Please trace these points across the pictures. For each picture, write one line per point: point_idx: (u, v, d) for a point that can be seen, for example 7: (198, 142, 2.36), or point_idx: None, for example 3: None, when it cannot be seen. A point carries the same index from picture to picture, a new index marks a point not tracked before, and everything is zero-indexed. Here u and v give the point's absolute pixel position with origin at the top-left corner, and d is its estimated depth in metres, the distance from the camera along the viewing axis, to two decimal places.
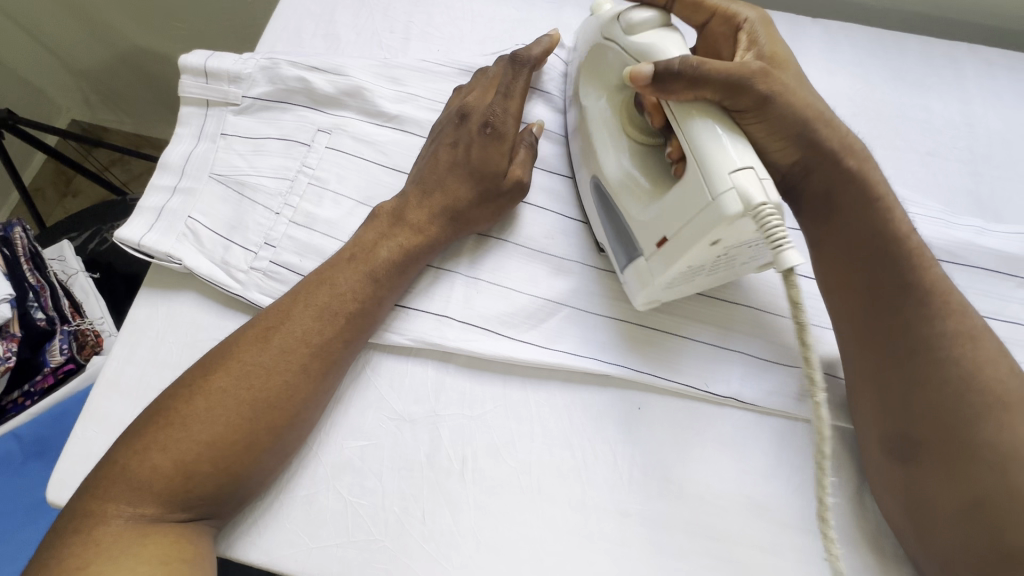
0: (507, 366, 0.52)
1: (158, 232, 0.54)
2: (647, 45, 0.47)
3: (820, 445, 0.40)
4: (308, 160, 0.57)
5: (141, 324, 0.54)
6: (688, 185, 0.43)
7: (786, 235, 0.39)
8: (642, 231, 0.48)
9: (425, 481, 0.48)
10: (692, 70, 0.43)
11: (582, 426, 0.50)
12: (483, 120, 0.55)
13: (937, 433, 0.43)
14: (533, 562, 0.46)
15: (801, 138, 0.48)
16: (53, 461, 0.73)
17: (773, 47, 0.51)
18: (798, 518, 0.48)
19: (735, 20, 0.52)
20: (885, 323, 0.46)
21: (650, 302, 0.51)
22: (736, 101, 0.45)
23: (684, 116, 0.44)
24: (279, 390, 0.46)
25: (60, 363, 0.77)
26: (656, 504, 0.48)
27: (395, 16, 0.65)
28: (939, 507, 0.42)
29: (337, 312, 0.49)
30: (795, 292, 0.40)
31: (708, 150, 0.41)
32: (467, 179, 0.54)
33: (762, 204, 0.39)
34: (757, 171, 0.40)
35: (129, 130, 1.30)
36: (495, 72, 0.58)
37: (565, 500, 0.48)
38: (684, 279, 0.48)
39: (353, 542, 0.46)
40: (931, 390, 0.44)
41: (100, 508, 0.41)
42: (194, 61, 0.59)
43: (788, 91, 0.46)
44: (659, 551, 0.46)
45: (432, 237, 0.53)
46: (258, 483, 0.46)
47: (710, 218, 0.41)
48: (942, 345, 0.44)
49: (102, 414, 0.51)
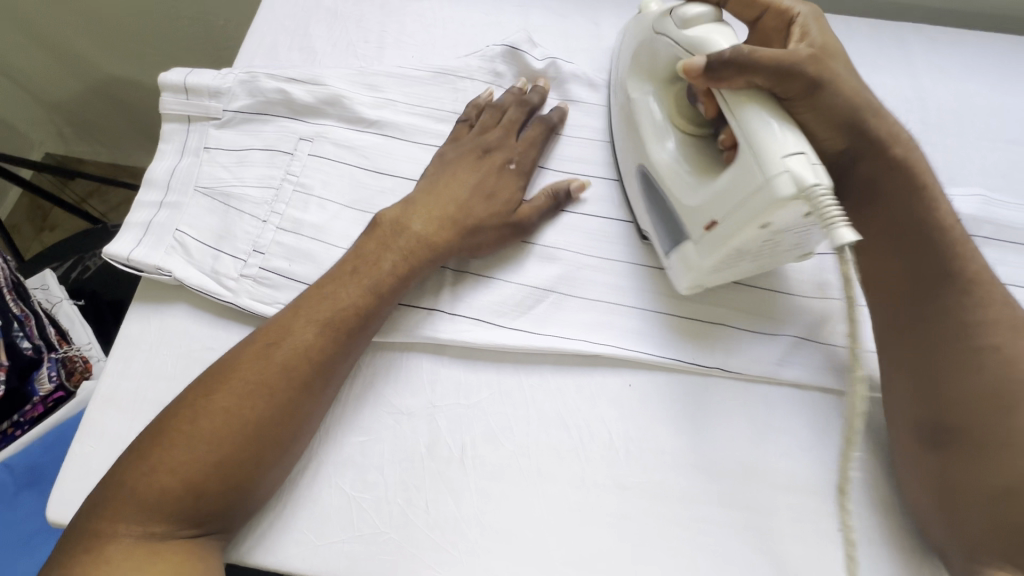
0: (498, 354, 0.53)
1: (147, 246, 0.54)
2: (700, 37, 0.48)
3: (852, 423, 0.42)
4: (292, 168, 0.58)
5: (134, 338, 0.54)
6: (739, 170, 0.44)
7: (839, 213, 0.39)
8: (689, 217, 0.49)
9: (427, 472, 0.49)
10: (744, 58, 0.44)
11: (575, 405, 0.51)
12: (506, 158, 0.58)
13: (967, 414, 0.45)
14: (537, 539, 0.47)
15: (851, 124, 0.49)
16: (48, 490, 0.72)
17: (824, 39, 0.50)
18: (793, 479, 0.49)
19: (787, 15, 0.53)
20: (919, 308, 0.49)
21: (693, 287, 0.53)
22: (788, 88, 0.46)
23: (737, 103, 0.45)
24: (282, 406, 0.47)
25: (49, 391, 0.78)
26: (653, 475, 0.49)
27: (369, 26, 0.67)
28: (971, 492, 0.44)
29: (338, 326, 0.50)
30: (847, 265, 0.42)
31: (758, 135, 0.43)
32: (484, 200, 0.56)
33: (815, 185, 0.40)
34: (809, 157, 0.41)
35: (104, 159, 1.31)
36: (513, 116, 0.60)
37: (564, 479, 0.49)
38: (730, 262, 0.49)
39: (359, 536, 0.47)
40: (970, 373, 0.45)
41: (110, 527, 0.42)
42: (173, 78, 0.59)
43: (839, 81, 0.48)
44: (660, 519, 0.48)
45: (442, 245, 0.54)
46: (263, 496, 0.46)
47: (761, 203, 0.42)
48: (980, 333, 0.46)
49: (100, 430, 0.51)
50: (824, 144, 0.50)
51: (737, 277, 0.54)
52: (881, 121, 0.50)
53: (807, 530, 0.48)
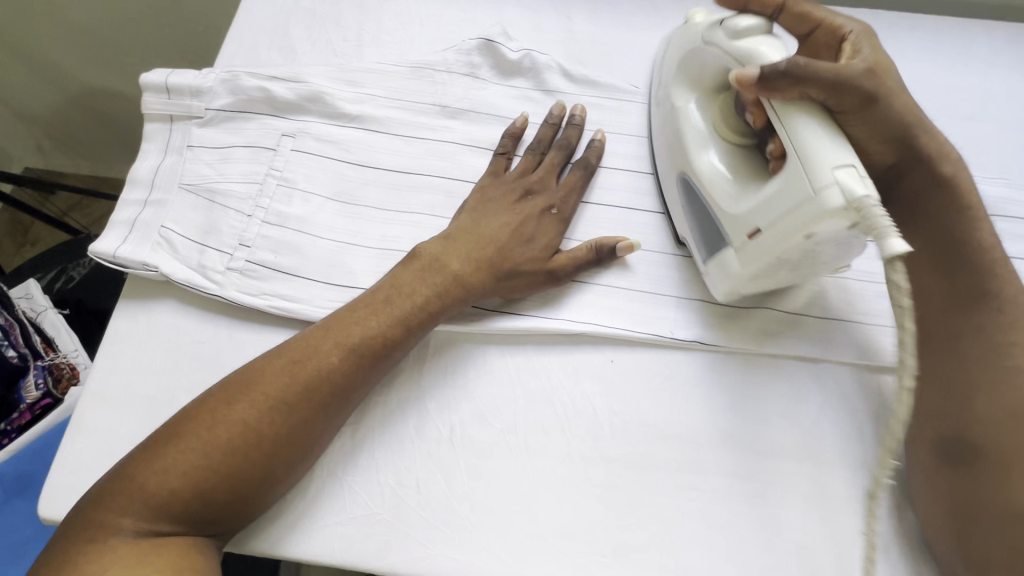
0: (484, 339, 0.54)
1: (133, 243, 0.55)
2: (749, 51, 0.48)
3: (892, 428, 0.41)
4: (275, 163, 0.59)
5: (122, 335, 0.54)
6: (787, 180, 0.45)
7: (889, 224, 0.40)
8: (732, 224, 0.50)
9: (417, 453, 0.50)
10: (798, 69, 0.44)
11: (560, 383, 0.53)
12: (548, 205, 0.57)
13: (997, 432, 0.44)
14: (526, 513, 0.48)
15: (900, 138, 0.49)
16: (36, 496, 0.72)
17: (877, 57, 0.50)
18: (776, 447, 0.51)
19: (839, 31, 0.52)
20: (952, 326, 0.49)
21: (731, 293, 0.53)
22: (840, 101, 0.46)
23: (786, 113, 0.46)
24: (296, 428, 0.47)
25: (36, 398, 0.78)
26: (639, 446, 0.51)
27: (347, 25, 0.68)
28: (990, 509, 0.43)
29: (364, 353, 0.49)
30: (901, 277, 0.40)
31: (808, 146, 0.44)
32: (520, 243, 0.54)
33: (865, 197, 0.41)
34: (858, 170, 0.42)
35: (85, 172, 1.29)
36: (554, 159, 0.59)
37: (552, 454, 0.50)
38: (769, 273, 0.50)
39: (352, 518, 0.48)
40: (1000, 392, 0.45)
41: (107, 521, 0.42)
42: (155, 78, 0.60)
43: (892, 96, 0.48)
44: (645, 488, 0.49)
45: (477, 287, 0.53)
46: (265, 505, 0.47)
47: (809, 213, 0.43)
48: (1012, 353, 0.46)
49: (91, 426, 0.51)
50: (872, 157, 0.51)
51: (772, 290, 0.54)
52: (929, 135, 0.51)
53: (787, 494, 0.49)
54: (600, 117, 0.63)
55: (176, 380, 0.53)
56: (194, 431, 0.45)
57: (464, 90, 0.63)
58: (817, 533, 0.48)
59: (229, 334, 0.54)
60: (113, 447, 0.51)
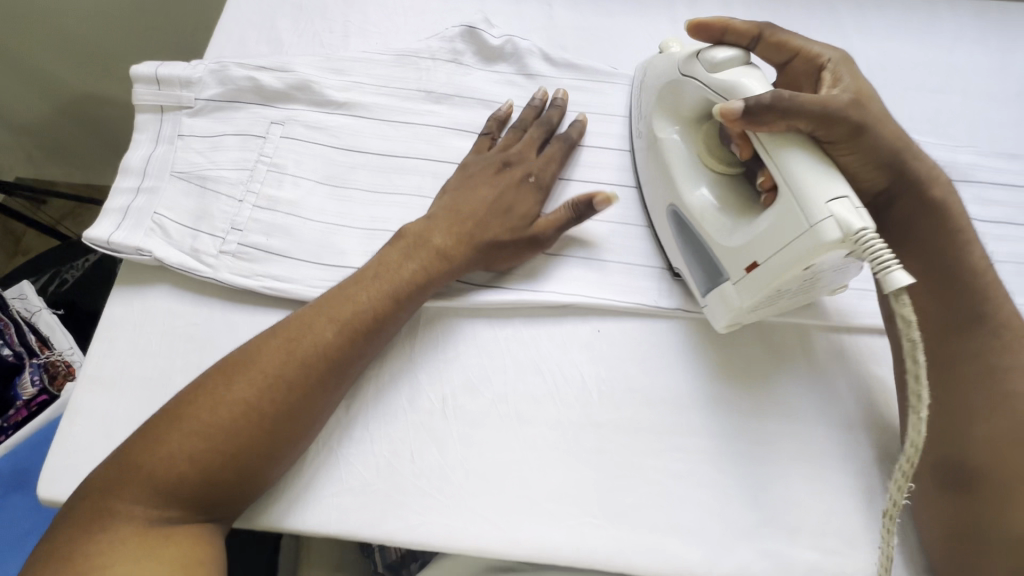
0: (473, 314, 0.56)
1: (126, 229, 0.56)
2: (731, 85, 0.48)
3: (910, 454, 0.42)
4: (265, 150, 0.60)
5: (117, 320, 0.55)
6: (781, 214, 0.44)
7: (892, 257, 0.39)
8: (728, 258, 0.49)
9: (411, 425, 0.51)
10: (785, 103, 0.44)
11: (548, 352, 0.54)
12: (527, 172, 0.58)
13: (998, 458, 0.45)
14: (518, 478, 0.49)
15: (891, 163, 0.48)
16: (35, 490, 0.72)
17: (857, 84, 0.51)
18: (759, 409, 0.52)
19: (816, 60, 0.53)
20: (948, 351, 0.49)
21: (731, 325, 0.52)
22: (829, 133, 0.46)
23: (774, 147, 0.45)
24: (294, 402, 0.47)
25: (32, 395, 0.79)
26: (627, 411, 0.52)
27: (333, 18, 0.70)
28: (992, 535, 0.44)
29: (357, 329, 0.50)
30: (907, 310, 0.40)
31: (800, 179, 0.43)
32: (500, 215, 0.55)
33: (862, 229, 0.40)
34: (852, 200, 0.41)
35: (77, 180, 1.30)
36: (535, 132, 0.60)
37: (542, 421, 0.51)
38: (768, 302, 0.49)
39: (348, 489, 0.49)
40: (999, 419, 0.46)
41: (108, 507, 0.43)
42: (145, 70, 0.61)
43: (879, 123, 0.47)
44: (634, 451, 0.50)
45: (460, 258, 0.54)
46: (264, 485, 0.47)
47: (808, 246, 0.42)
48: (1009, 377, 0.47)
49: (88, 409, 0.52)
50: (864, 184, 0.50)
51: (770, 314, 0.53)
52: (917, 159, 0.50)
53: (771, 453, 0.51)
54: (581, 98, 0.65)
55: (172, 361, 0.54)
56: (192, 414, 0.46)
57: (448, 76, 0.65)
58: (801, 491, 0.49)
59: (223, 316, 0.55)
60: (110, 428, 0.51)
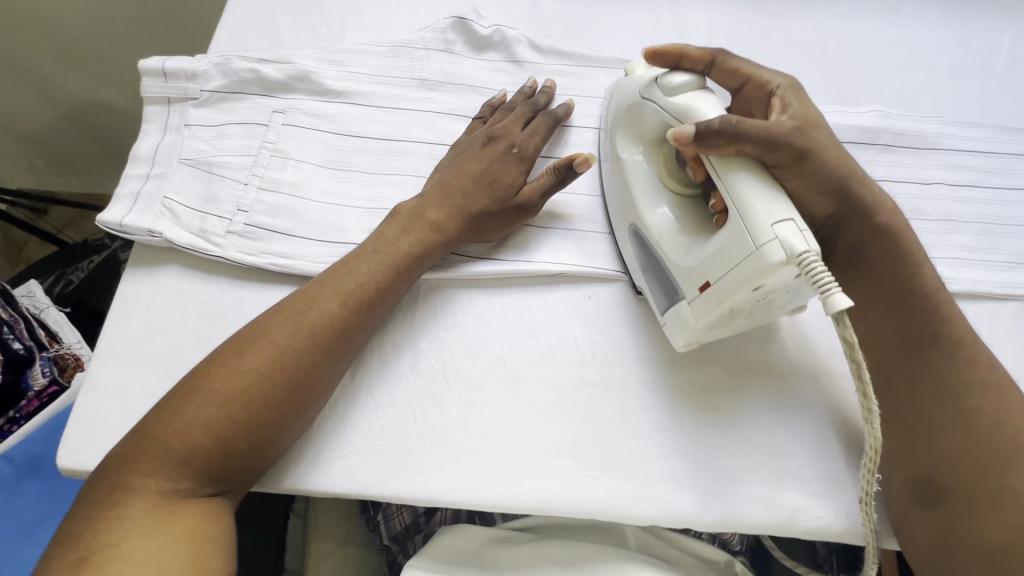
0: (468, 284, 0.58)
1: (137, 213, 0.59)
2: (686, 106, 0.49)
3: (872, 457, 0.44)
4: (268, 137, 0.63)
5: (130, 299, 0.58)
6: (731, 234, 0.44)
7: (831, 280, 0.40)
8: (683, 277, 0.49)
9: (414, 389, 0.54)
10: (733, 126, 0.44)
11: (541, 319, 0.57)
12: (511, 144, 0.60)
13: (961, 471, 0.46)
14: (517, 436, 0.52)
15: (839, 188, 0.49)
16: (50, 476, 0.75)
17: (807, 111, 0.51)
18: (743, 365, 0.55)
19: (766, 86, 0.53)
20: (908, 371, 0.49)
21: (691, 344, 0.52)
22: (777, 159, 0.46)
23: (725, 170, 0.46)
24: (306, 372, 0.49)
25: (44, 386, 0.80)
26: (618, 371, 0.55)
27: (329, 13, 0.73)
28: (969, 547, 0.44)
29: (360, 300, 0.53)
30: (850, 333, 0.42)
31: (749, 202, 0.44)
32: (485, 187, 0.58)
33: (805, 252, 0.41)
34: (796, 224, 0.42)
35: (78, 190, 1.31)
36: (519, 109, 0.63)
37: (537, 382, 0.54)
38: (724, 320, 0.49)
39: (354, 450, 0.52)
40: (961, 434, 0.46)
41: (126, 481, 0.44)
42: (153, 64, 0.64)
43: (824, 150, 0.48)
44: (625, 407, 0.53)
45: (452, 231, 0.56)
46: (278, 454, 0.49)
47: (753, 267, 0.42)
48: (968, 394, 0.47)
49: (103, 383, 0.54)
50: (812, 208, 0.51)
51: (731, 332, 0.53)
52: (866, 186, 0.51)
53: (756, 407, 0.53)
54: (567, 82, 0.68)
55: (183, 336, 0.56)
56: (206, 384, 0.47)
57: (441, 65, 0.68)
58: (785, 440, 0.52)
59: (231, 293, 0.58)
60: (125, 400, 0.54)
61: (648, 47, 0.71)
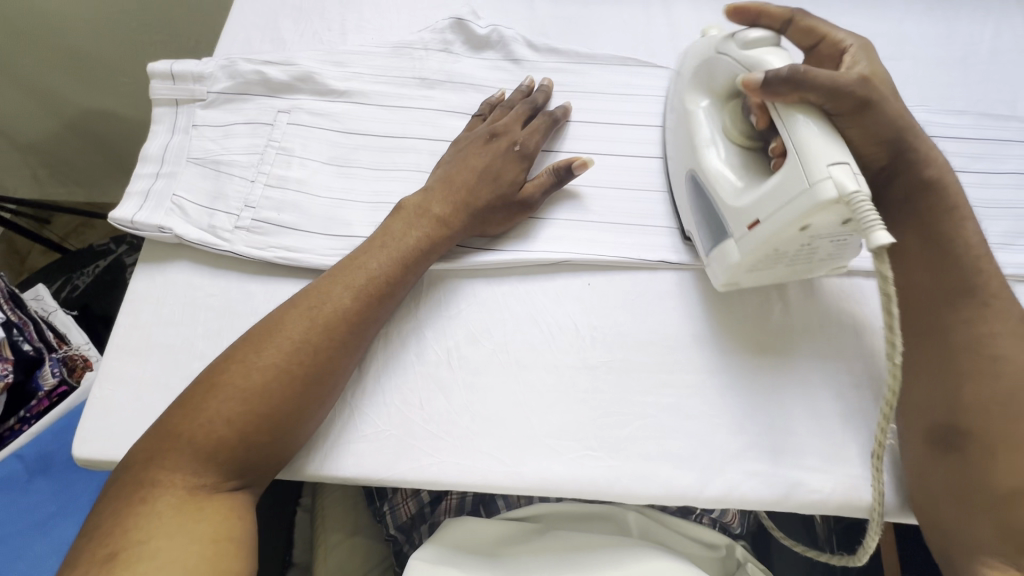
0: (471, 273, 0.60)
1: (148, 210, 0.61)
2: (758, 59, 0.50)
3: (887, 398, 0.46)
4: (273, 136, 0.65)
5: (141, 293, 0.59)
6: (786, 175, 0.46)
7: (876, 219, 0.41)
8: (733, 215, 0.51)
9: (419, 376, 0.55)
10: (799, 75, 0.46)
11: (542, 306, 0.58)
12: (512, 141, 0.62)
13: (981, 418, 0.46)
14: (521, 418, 0.53)
15: (895, 140, 0.50)
16: (60, 474, 0.76)
17: (872, 69, 0.52)
18: (740, 346, 0.56)
19: (840, 45, 0.54)
20: (940, 318, 0.50)
21: (732, 281, 0.54)
22: (839, 107, 0.47)
23: (786, 115, 0.47)
24: (322, 365, 0.51)
25: (53, 385, 0.82)
26: (618, 354, 0.56)
27: (331, 17, 0.75)
28: (990, 491, 0.45)
29: (371, 293, 0.54)
30: (886, 268, 0.42)
31: (809, 142, 0.45)
32: (489, 182, 0.60)
33: (856, 192, 0.42)
34: (852, 167, 0.43)
35: (81, 200, 1.33)
36: (520, 108, 0.65)
37: (540, 366, 0.56)
38: (769, 262, 0.51)
39: (362, 436, 0.53)
40: (984, 382, 0.47)
41: (151, 478, 0.45)
42: (161, 67, 0.66)
43: (886, 101, 0.49)
44: (625, 389, 0.55)
45: (457, 226, 0.58)
46: (296, 448, 0.51)
47: (803, 204, 0.44)
48: (992, 343, 0.48)
49: (116, 375, 0.56)
50: (867, 159, 0.51)
51: (776, 280, 0.55)
52: (920, 138, 0.52)
53: (753, 386, 0.55)
54: (563, 78, 0.70)
55: (193, 329, 0.58)
56: (226, 378, 0.49)
57: (440, 64, 0.70)
58: (785, 419, 0.53)
59: (239, 286, 0.59)
60: (138, 391, 0.55)
61: (641, 45, 0.73)
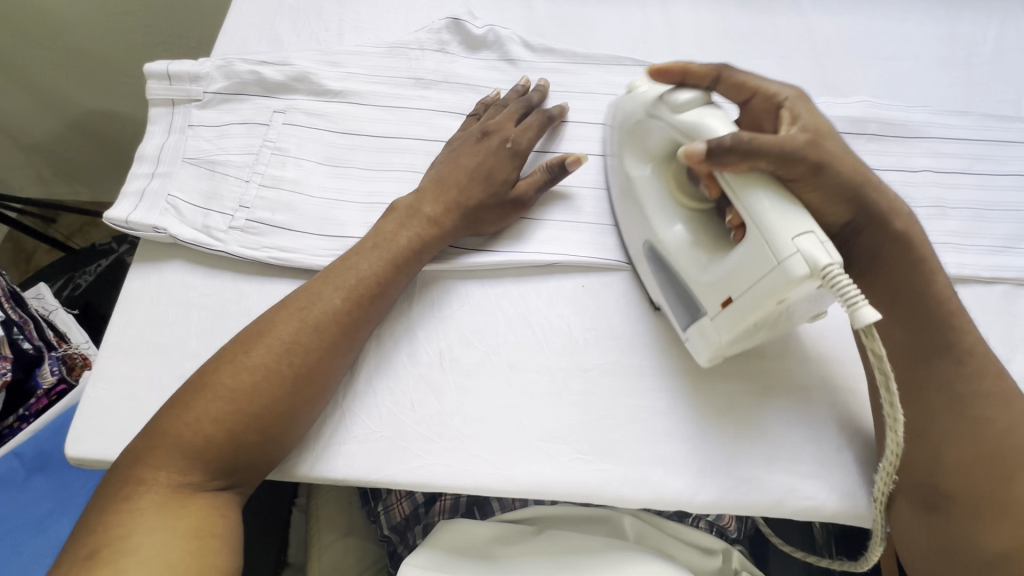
0: (464, 275, 0.60)
1: (143, 210, 0.61)
2: (694, 124, 0.48)
3: (893, 444, 0.45)
4: (269, 136, 0.65)
5: (135, 292, 0.59)
6: (750, 250, 0.44)
7: (858, 293, 0.40)
8: (705, 294, 0.49)
9: (412, 377, 0.55)
10: (744, 144, 0.44)
11: (536, 308, 0.58)
12: (504, 138, 0.61)
13: (965, 481, 0.45)
14: (512, 422, 0.53)
15: (852, 197, 0.48)
16: (58, 473, 0.76)
17: (817, 121, 0.49)
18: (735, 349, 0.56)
19: (774, 98, 0.51)
20: (919, 379, 0.48)
21: (715, 358, 0.52)
22: (791, 172, 0.46)
23: (739, 187, 0.45)
24: (312, 367, 0.51)
25: (52, 384, 0.82)
26: (612, 357, 0.56)
27: (328, 17, 0.75)
28: (973, 551, 0.44)
29: (361, 295, 0.54)
30: (878, 344, 0.43)
31: (766, 215, 0.43)
32: (479, 181, 0.59)
33: (829, 264, 0.41)
34: (817, 235, 0.42)
35: (84, 200, 1.35)
36: (513, 105, 0.64)
37: (532, 369, 0.55)
38: (746, 335, 0.49)
39: (354, 436, 0.53)
40: (967, 442, 0.46)
41: (140, 477, 0.45)
42: (157, 67, 0.66)
43: (837, 159, 0.47)
44: (618, 392, 0.54)
45: (449, 226, 0.58)
46: (288, 449, 0.51)
47: (777, 283, 0.43)
48: (977, 404, 0.47)
49: (109, 374, 0.56)
50: (827, 219, 0.49)
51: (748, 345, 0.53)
52: (879, 192, 0.49)
53: (747, 390, 0.54)
54: (559, 78, 0.69)
55: (187, 328, 0.58)
56: (216, 378, 0.49)
57: (436, 64, 0.70)
58: (780, 424, 0.53)
59: (233, 286, 0.60)
60: (131, 390, 0.55)
61: (638, 44, 0.72)
